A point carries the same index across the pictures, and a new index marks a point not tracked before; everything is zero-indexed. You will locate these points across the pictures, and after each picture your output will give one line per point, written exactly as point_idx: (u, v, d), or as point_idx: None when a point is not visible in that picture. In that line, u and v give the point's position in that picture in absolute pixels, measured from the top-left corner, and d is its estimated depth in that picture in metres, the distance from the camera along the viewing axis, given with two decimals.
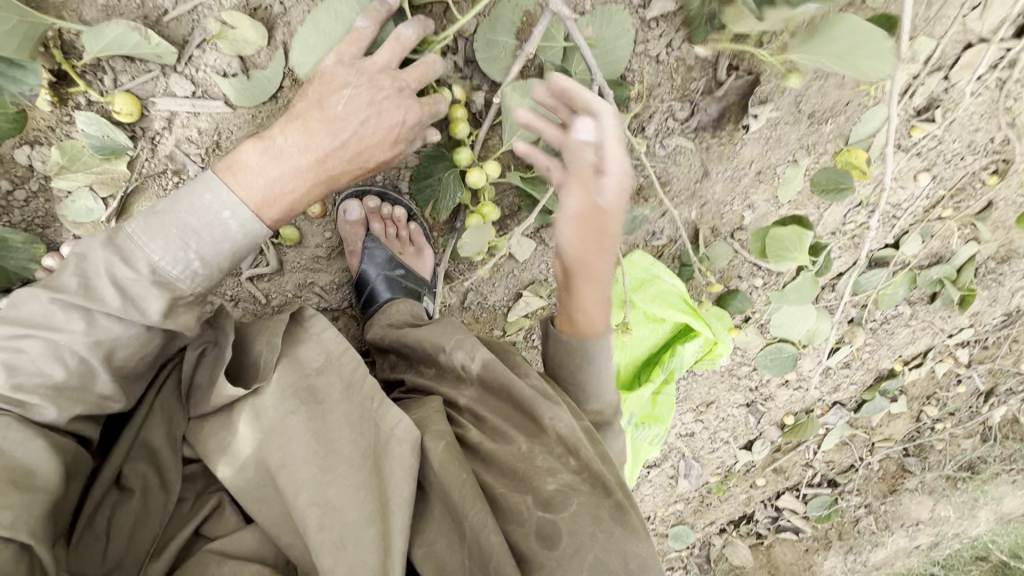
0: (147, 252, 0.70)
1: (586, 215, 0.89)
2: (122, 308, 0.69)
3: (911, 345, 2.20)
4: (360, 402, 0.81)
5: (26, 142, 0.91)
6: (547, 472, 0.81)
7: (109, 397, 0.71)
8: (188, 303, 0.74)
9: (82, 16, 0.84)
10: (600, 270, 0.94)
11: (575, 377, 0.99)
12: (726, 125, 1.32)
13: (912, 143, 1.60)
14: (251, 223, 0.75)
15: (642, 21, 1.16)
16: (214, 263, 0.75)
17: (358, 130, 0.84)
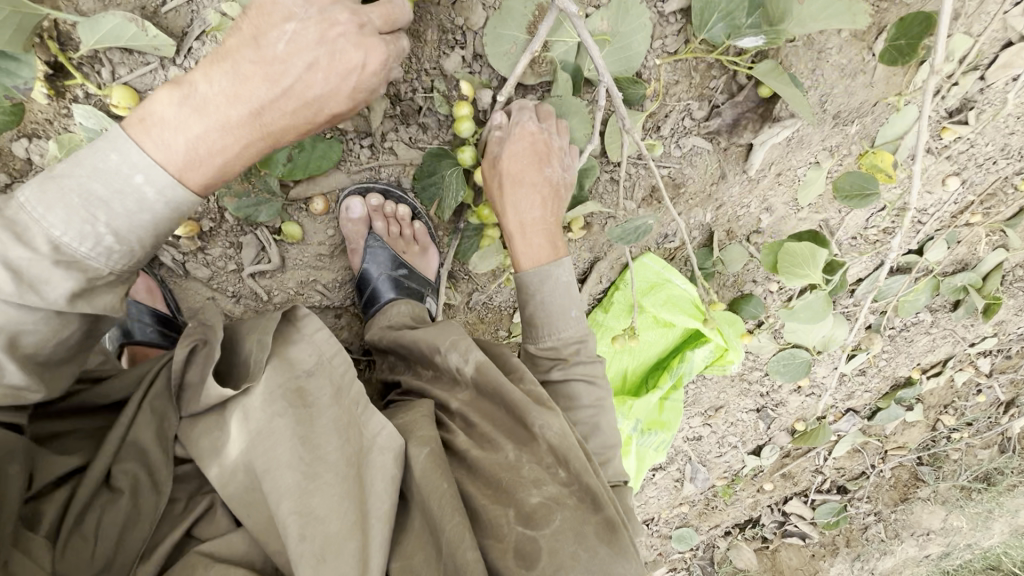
0: (46, 226, 0.61)
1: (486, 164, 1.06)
2: (20, 295, 0.59)
3: (931, 353, 2.14)
4: (348, 407, 0.78)
5: (25, 135, 0.89)
6: (531, 484, 0.78)
7: (23, 388, 0.62)
8: (108, 282, 0.65)
9: (78, 7, 0.82)
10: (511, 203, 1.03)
11: (527, 315, 1.03)
12: (748, 129, 1.26)
13: (942, 146, 1.53)
14: (171, 188, 0.65)
15: (659, 15, 1.11)
16: (133, 237, 0.65)
17: (302, 76, 0.74)
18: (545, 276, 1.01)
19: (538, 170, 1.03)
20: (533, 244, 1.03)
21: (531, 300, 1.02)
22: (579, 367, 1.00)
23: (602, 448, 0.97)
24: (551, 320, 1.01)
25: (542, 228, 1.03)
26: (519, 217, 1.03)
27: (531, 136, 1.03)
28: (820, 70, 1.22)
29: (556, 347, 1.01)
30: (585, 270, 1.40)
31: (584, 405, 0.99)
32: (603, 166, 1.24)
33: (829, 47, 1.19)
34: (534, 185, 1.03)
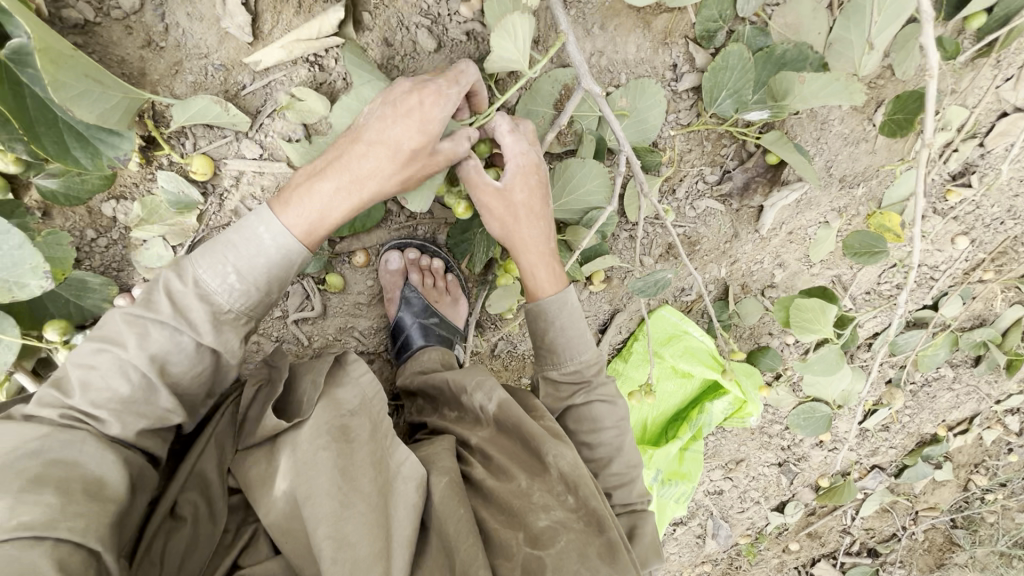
0: (195, 266, 0.74)
1: (493, 201, 0.93)
2: (172, 318, 0.72)
3: (955, 410, 2.13)
4: (378, 441, 0.83)
5: (114, 197, 1.01)
6: (540, 508, 0.81)
7: (169, 411, 0.74)
8: (231, 320, 0.75)
9: (173, 91, 0.94)
10: (529, 238, 0.96)
11: (546, 342, 1.01)
12: (759, 191, 1.35)
13: (948, 208, 1.60)
14: (285, 238, 0.76)
15: (673, 92, 1.22)
16: (252, 277, 0.75)
17: (376, 127, 0.80)
18: (560, 306, 0.99)
19: (546, 202, 0.96)
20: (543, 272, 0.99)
21: (549, 328, 1.00)
22: (599, 390, 1.01)
23: (625, 467, 1.00)
24: (572, 344, 1.00)
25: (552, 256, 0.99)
26: (534, 251, 0.97)
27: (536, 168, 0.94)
28: (824, 139, 1.32)
29: (579, 371, 1.01)
30: (605, 321, 1.46)
31: (608, 426, 1.00)
32: (623, 226, 1.33)
33: (832, 119, 1.29)
34: (536, 211, 0.95)
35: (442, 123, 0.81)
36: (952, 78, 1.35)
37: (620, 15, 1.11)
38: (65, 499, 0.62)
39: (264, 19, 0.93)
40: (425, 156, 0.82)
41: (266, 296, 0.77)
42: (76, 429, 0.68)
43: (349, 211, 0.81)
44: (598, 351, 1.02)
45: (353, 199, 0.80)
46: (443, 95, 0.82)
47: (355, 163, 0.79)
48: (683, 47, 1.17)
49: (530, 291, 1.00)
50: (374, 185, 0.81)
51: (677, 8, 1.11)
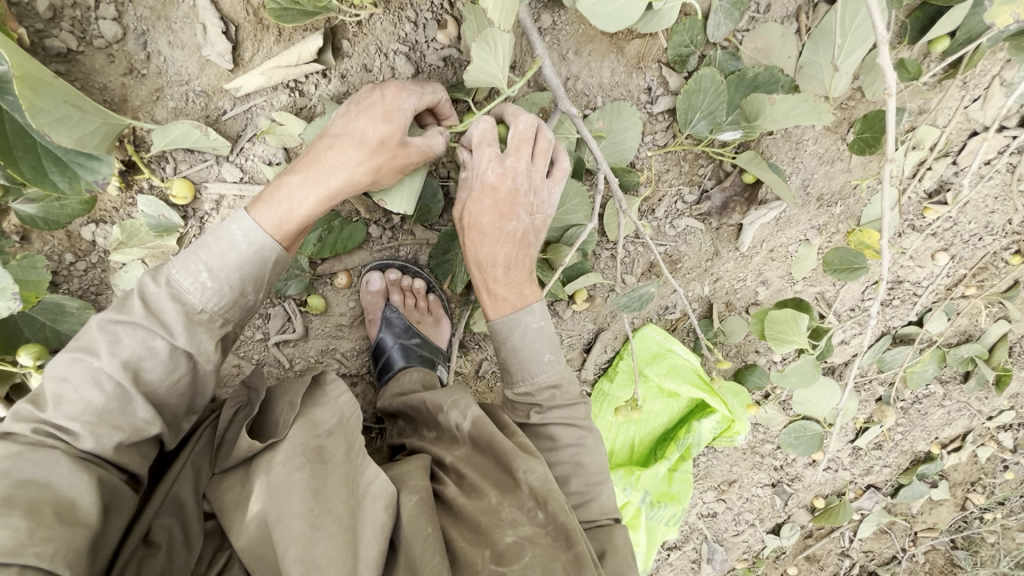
0: (169, 268, 0.76)
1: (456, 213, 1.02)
2: (145, 319, 0.73)
3: (948, 427, 2.11)
4: (351, 460, 0.82)
5: (93, 221, 1.01)
6: (507, 524, 0.80)
7: (148, 422, 0.74)
8: (204, 321, 0.75)
9: (154, 117, 0.95)
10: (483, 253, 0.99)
11: (501, 359, 1.02)
12: (737, 211, 1.37)
13: (926, 224, 1.62)
14: (255, 232, 0.77)
15: (649, 114, 1.25)
16: (224, 275, 0.76)
17: (346, 122, 0.85)
18: (513, 326, 1.00)
19: (501, 224, 0.97)
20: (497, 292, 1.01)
21: (502, 346, 1.01)
22: (552, 413, 1.00)
23: (585, 485, 0.98)
24: (524, 365, 1.00)
25: (509, 280, 1.00)
26: (487, 272, 1.00)
27: (492, 190, 0.95)
28: (800, 158, 1.34)
29: (530, 392, 1.01)
30: (590, 340, 1.46)
31: (565, 444, 0.99)
32: (604, 245, 1.35)
33: (806, 139, 1.32)
34: (487, 228, 0.98)
35: (404, 113, 0.87)
36: (920, 98, 1.38)
37: (594, 41, 1.14)
38: (32, 522, 0.61)
39: (245, 46, 0.95)
40: (394, 146, 0.85)
41: (240, 296, 0.78)
42: (49, 448, 0.68)
43: (317, 205, 0.82)
44: (555, 374, 1.00)
45: (319, 190, 0.82)
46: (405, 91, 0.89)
47: (325, 155, 0.83)
48: (656, 71, 1.21)
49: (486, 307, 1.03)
50: (342, 176, 0.83)
51: (649, 34, 1.14)
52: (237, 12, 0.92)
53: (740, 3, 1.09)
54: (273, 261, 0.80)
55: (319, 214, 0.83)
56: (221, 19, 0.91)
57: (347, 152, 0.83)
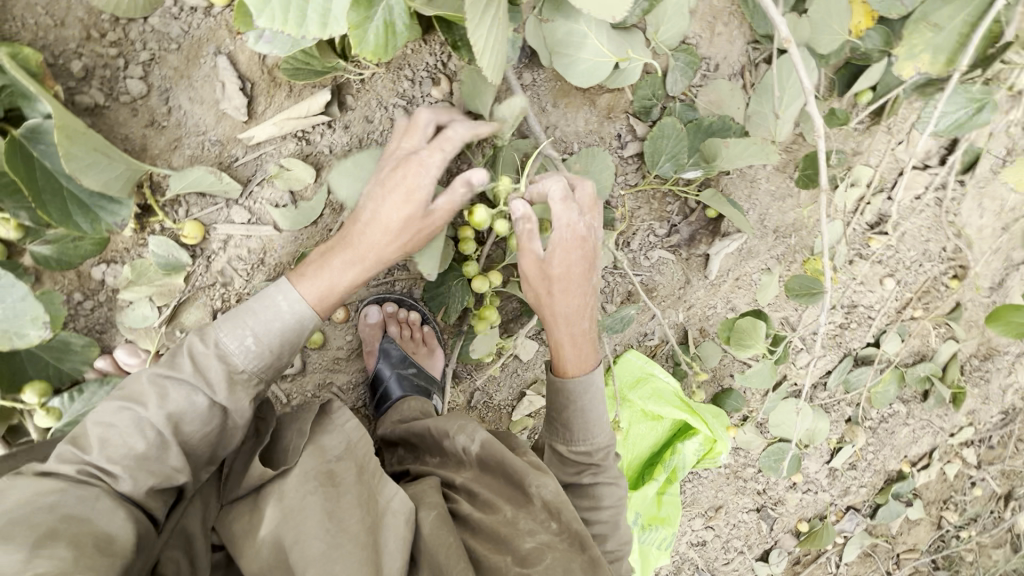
0: (217, 330, 0.82)
1: (532, 269, 1.02)
2: (192, 376, 0.79)
3: (915, 445, 2.23)
4: (365, 482, 0.85)
5: (104, 261, 1.06)
6: (526, 532, 0.84)
7: (178, 470, 0.78)
8: (244, 380, 0.81)
9: (171, 163, 1.03)
10: (566, 308, 1.02)
11: (563, 418, 1.07)
12: (703, 242, 1.51)
13: (872, 252, 1.79)
14: (298, 304, 0.85)
15: (621, 158, 1.37)
16: (267, 340, 0.83)
17: (374, 208, 0.90)
18: (587, 388, 1.05)
19: (587, 278, 1.03)
20: (575, 349, 1.05)
21: (571, 406, 1.06)
22: (605, 473, 1.07)
23: (618, 545, 1.07)
24: (587, 426, 1.06)
25: (588, 337, 1.06)
26: (570, 330, 1.04)
27: (581, 241, 1.00)
28: (755, 195, 1.50)
29: (588, 451, 1.06)
30: None
31: (606, 505, 1.07)
32: None
33: (760, 178, 1.48)
34: (574, 278, 1.02)
35: (425, 189, 0.90)
36: (854, 141, 1.57)
37: (569, 95, 1.28)
38: (76, 552, 0.64)
39: (258, 101, 1.05)
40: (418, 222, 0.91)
41: (278, 358, 0.84)
42: (91, 485, 0.72)
43: (353, 280, 0.90)
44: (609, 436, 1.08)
45: (355, 268, 0.89)
46: (425, 163, 0.90)
47: (359, 239, 0.89)
48: (624, 120, 1.34)
49: (562, 368, 1.06)
50: (376, 257, 0.90)
51: (617, 89, 1.29)
52: (253, 71, 1.03)
53: (693, 63, 1.27)
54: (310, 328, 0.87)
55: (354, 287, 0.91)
56: (239, 77, 1.02)
57: (378, 237, 0.90)
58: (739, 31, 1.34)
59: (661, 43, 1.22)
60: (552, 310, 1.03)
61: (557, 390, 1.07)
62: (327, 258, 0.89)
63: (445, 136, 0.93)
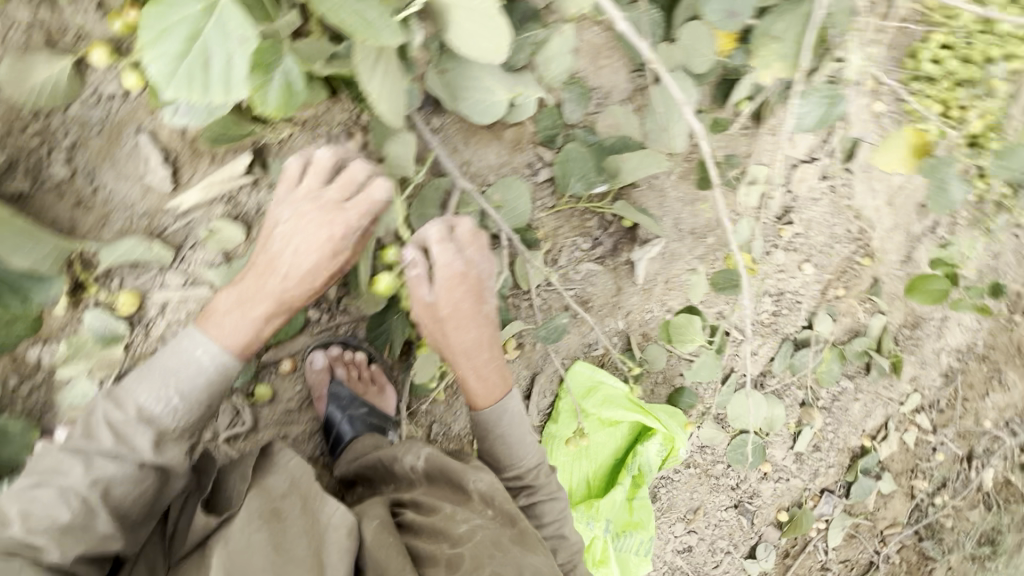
0: (136, 395, 0.88)
1: (424, 312, 1.06)
2: (114, 445, 0.85)
3: (869, 418, 2.33)
4: (307, 511, 0.87)
5: (40, 342, 1.08)
6: (460, 519, 0.91)
7: (108, 535, 0.84)
8: (174, 436, 0.89)
9: (101, 238, 1.09)
10: (465, 342, 1.08)
11: (487, 448, 1.14)
12: (625, 249, 1.63)
13: (784, 242, 1.96)
14: (221, 356, 0.92)
15: (535, 184, 1.51)
16: (193, 395, 0.90)
17: (291, 260, 0.96)
18: (500, 415, 1.12)
19: (478, 308, 1.08)
20: (483, 380, 1.11)
21: (491, 434, 1.13)
22: (542, 490, 1.15)
23: (568, 555, 1.14)
24: (513, 451, 1.14)
25: (493, 366, 1.11)
26: (472, 363, 1.09)
27: (462, 277, 1.04)
28: (667, 202, 1.63)
29: (519, 474, 1.14)
30: (528, 386, 1.58)
31: (549, 520, 1.14)
32: (524, 296, 1.52)
33: (666, 187, 1.61)
34: (465, 313, 1.06)
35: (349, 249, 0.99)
36: (744, 144, 1.75)
37: (477, 133, 1.41)
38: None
39: (184, 171, 1.12)
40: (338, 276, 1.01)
41: (206, 408, 0.92)
42: (13, 559, 0.77)
43: (273, 325, 0.98)
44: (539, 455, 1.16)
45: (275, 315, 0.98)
46: (349, 224, 0.97)
47: (275, 288, 0.97)
48: (532, 150, 1.48)
49: (474, 401, 1.12)
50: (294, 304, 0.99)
51: (519, 123, 1.43)
52: (174, 143, 1.10)
53: (584, 94, 1.43)
54: (234, 373, 0.95)
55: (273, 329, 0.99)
56: (161, 151, 1.09)
57: (297, 288, 0.97)
58: (621, 63, 1.51)
59: (552, 78, 1.37)
60: (451, 346, 1.08)
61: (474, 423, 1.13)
62: (244, 302, 0.96)
63: (367, 194, 0.97)
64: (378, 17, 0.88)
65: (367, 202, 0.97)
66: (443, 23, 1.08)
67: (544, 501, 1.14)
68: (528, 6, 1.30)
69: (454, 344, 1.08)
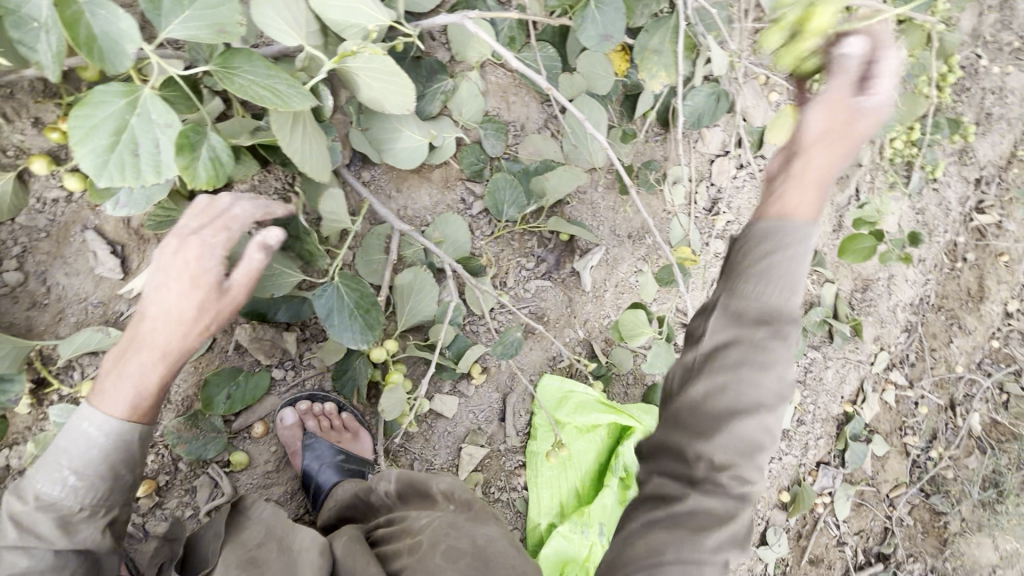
0: (36, 485, 0.88)
1: (816, 111, 0.77)
2: (19, 538, 0.86)
3: (845, 384, 2.37)
4: (280, 545, 0.92)
5: (6, 446, 1.12)
6: (422, 515, 0.98)
7: None
8: (83, 516, 0.90)
9: (58, 334, 1.15)
10: (825, 160, 0.77)
11: (753, 265, 0.78)
12: (569, 262, 1.73)
13: (720, 231, 2.07)
14: (108, 425, 0.89)
15: (473, 217, 1.61)
16: (87, 472, 0.89)
17: (158, 300, 0.90)
18: (800, 241, 0.77)
19: (852, 135, 0.77)
20: (804, 199, 0.77)
21: (768, 252, 0.77)
22: (767, 394, 0.79)
23: (755, 437, 0.79)
24: (784, 283, 0.77)
25: (818, 194, 0.78)
26: (812, 178, 0.76)
27: (841, 105, 0.77)
28: (599, 213, 1.74)
29: (773, 318, 0.78)
30: (502, 408, 1.62)
31: (770, 390, 0.79)
32: (480, 322, 1.59)
33: (596, 199, 1.73)
34: (850, 128, 0.77)
35: (211, 271, 0.90)
36: (661, 150, 1.89)
37: (409, 180, 1.52)
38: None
39: (132, 259, 1.19)
40: (212, 303, 0.91)
41: (112, 480, 0.91)
42: None
43: (162, 377, 0.91)
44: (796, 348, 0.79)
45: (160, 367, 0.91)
46: (208, 243, 0.92)
47: (149, 336, 0.90)
48: (464, 186, 1.59)
49: (774, 209, 0.78)
50: (171, 349, 0.90)
51: (445, 164, 1.54)
52: (121, 235, 1.18)
53: (501, 128, 1.53)
54: (133, 440, 0.92)
55: (169, 380, 0.92)
56: (108, 244, 1.17)
57: (169, 327, 0.89)
58: (530, 96, 1.65)
59: (467, 121, 1.50)
60: (811, 148, 0.77)
61: (752, 231, 0.78)
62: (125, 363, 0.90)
63: (230, 215, 0.96)
64: (287, 87, 0.99)
65: (228, 220, 0.95)
66: (353, 87, 1.19)
67: (756, 409, 0.79)
68: (432, 60, 1.41)
69: (814, 150, 0.77)
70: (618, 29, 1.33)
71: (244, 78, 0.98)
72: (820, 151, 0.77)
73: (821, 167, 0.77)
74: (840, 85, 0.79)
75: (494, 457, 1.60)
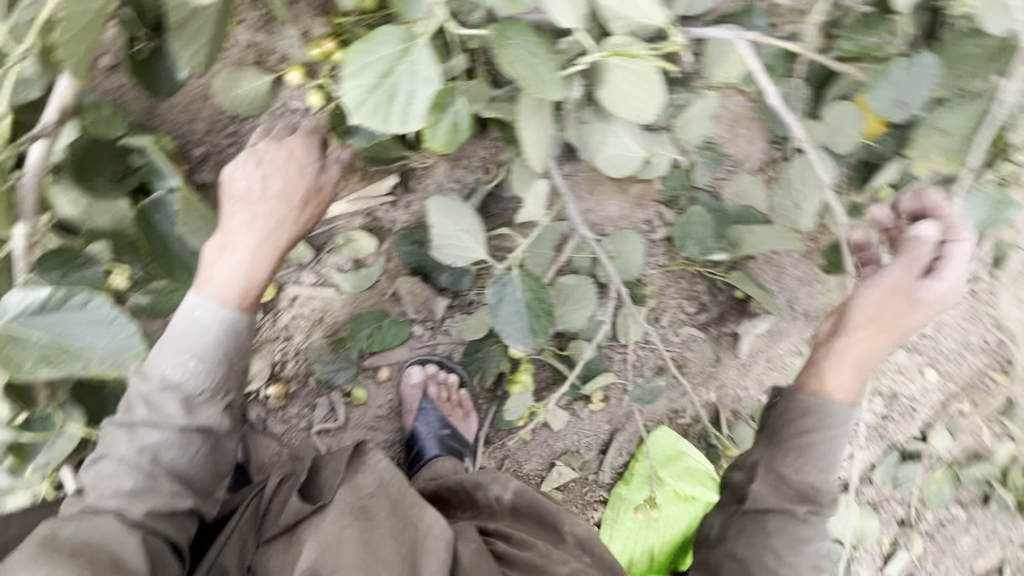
0: (158, 366, 0.91)
1: (887, 303, 1.02)
2: (145, 413, 0.90)
3: (981, 557, 1.92)
4: (404, 513, 0.92)
5: None
6: (560, 561, 0.95)
7: (176, 494, 0.92)
8: (201, 397, 0.92)
9: None
10: (863, 343, 1.03)
11: (790, 441, 1.06)
12: (731, 321, 1.57)
13: (906, 341, 1.75)
14: (222, 311, 0.92)
15: (650, 241, 1.50)
16: (205, 355, 0.91)
17: (265, 189, 0.99)
18: (845, 417, 1.05)
19: (897, 330, 1.03)
20: (844, 384, 1.05)
21: (812, 425, 1.05)
22: (808, 558, 1.07)
23: None
24: (825, 458, 1.06)
25: (866, 374, 1.04)
26: (861, 364, 1.04)
27: (891, 291, 1.01)
28: (783, 279, 1.50)
29: (817, 486, 1.07)
30: (607, 441, 1.54)
31: (814, 554, 1.07)
32: (618, 348, 1.49)
33: (785, 263, 1.48)
34: (890, 326, 1.02)
35: (312, 166, 1.04)
36: (878, 232, 1.62)
37: (603, 184, 1.44)
38: (92, 568, 0.81)
39: None
40: (313, 195, 1.04)
41: (226, 366, 0.93)
42: (101, 516, 0.89)
43: (269, 263, 0.98)
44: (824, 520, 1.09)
45: (269, 254, 0.99)
46: (306, 143, 1.05)
47: (256, 222, 0.98)
48: (654, 207, 1.49)
49: (817, 386, 1.06)
50: (276, 236, 0.99)
51: (646, 180, 1.43)
52: None
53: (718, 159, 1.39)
54: (245, 324, 0.95)
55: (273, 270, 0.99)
56: None
57: (278, 213, 0.99)
58: (760, 133, 1.47)
59: (689, 142, 1.35)
60: (854, 338, 1.04)
61: (788, 400, 1.08)
62: (235, 249, 0.96)
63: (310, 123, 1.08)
64: (547, 71, 0.93)
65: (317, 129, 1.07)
66: (598, 83, 1.12)
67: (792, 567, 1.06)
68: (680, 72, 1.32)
69: (872, 341, 1.03)
70: (921, 96, 1.16)
71: (515, 53, 0.94)
72: (865, 339, 1.03)
73: (860, 350, 1.03)
74: (897, 276, 1.01)
75: (579, 483, 1.54)
